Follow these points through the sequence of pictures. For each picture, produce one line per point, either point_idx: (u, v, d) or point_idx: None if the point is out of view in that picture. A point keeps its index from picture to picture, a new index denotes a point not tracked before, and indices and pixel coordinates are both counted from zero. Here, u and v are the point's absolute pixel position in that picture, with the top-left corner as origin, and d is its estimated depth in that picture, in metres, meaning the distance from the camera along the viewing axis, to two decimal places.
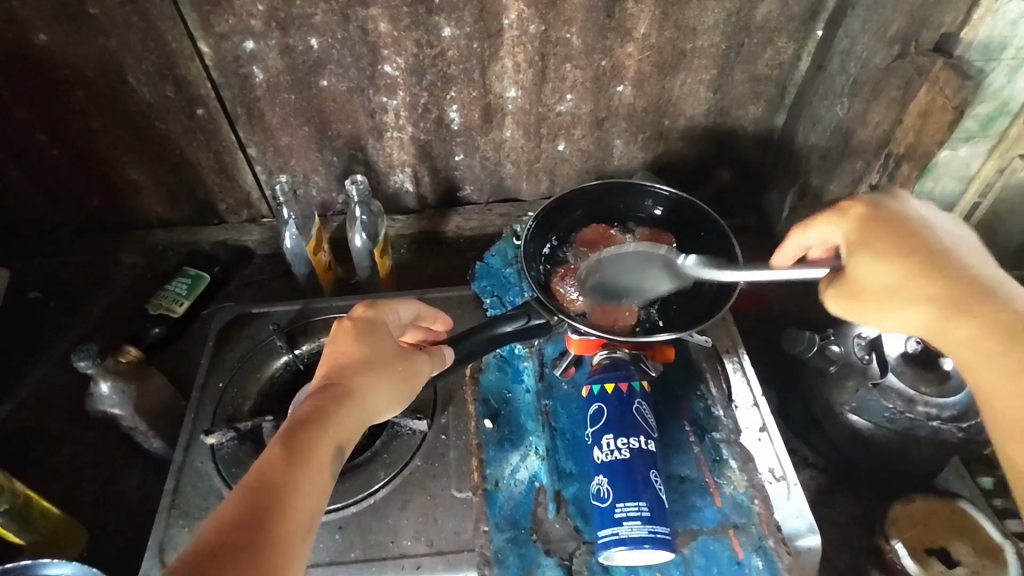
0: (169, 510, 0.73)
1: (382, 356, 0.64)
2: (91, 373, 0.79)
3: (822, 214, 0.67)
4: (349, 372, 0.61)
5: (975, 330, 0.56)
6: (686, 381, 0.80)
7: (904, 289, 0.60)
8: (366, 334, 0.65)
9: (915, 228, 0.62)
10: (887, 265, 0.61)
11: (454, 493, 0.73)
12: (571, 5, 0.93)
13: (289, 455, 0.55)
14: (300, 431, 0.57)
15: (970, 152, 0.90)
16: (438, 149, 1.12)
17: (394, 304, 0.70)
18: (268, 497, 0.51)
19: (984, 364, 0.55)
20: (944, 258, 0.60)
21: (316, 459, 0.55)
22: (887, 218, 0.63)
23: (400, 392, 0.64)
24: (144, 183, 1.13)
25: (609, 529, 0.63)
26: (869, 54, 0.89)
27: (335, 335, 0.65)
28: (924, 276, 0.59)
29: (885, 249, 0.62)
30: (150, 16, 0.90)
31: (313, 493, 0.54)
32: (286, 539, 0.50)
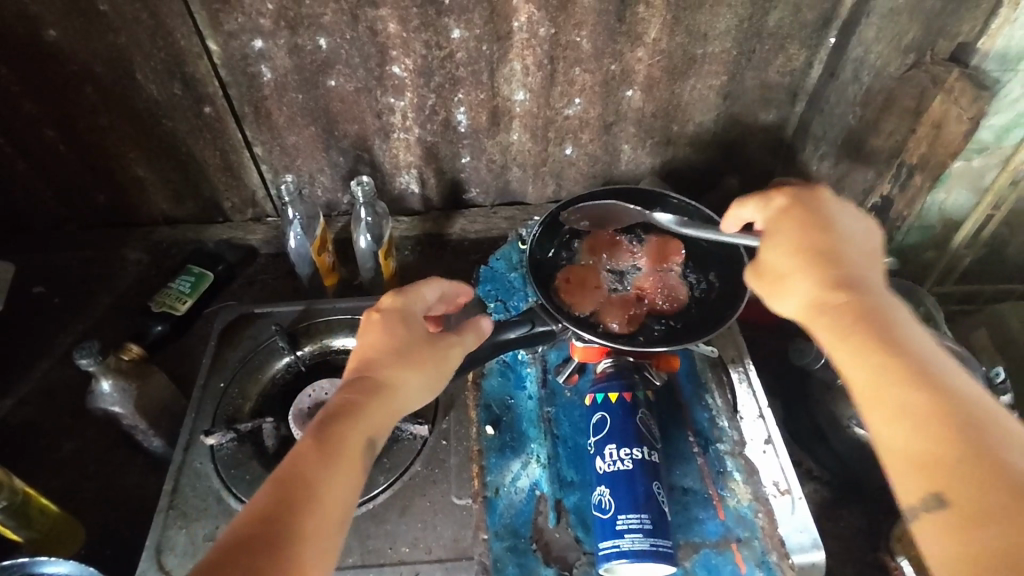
0: (167, 511, 0.72)
1: (410, 346, 0.63)
2: (92, 371, 0.79)
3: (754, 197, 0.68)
4: (378, 365, 0.61)
5: (840, 310, 0.55)
6: (691, 390, 0.79)
7: (795, 273, 0.60)
8: (394, 324, 0.64)
9: (817, 220, 0.63)
10: (787, 251, 0.62)
11: (454, 499, 0.73)
12: (582, 9, 0.92)
13: (320, 449, 0.55)
14: (331, 423, 0.57)
15: (984, 164, 0.89)
16: (445, 151, 1.11)
17: (420, 289, 0.68)
18: (298, 491, 0.52)
19: (843, 342, 0.54)
20: (834, 250, 0.60)
21: (349, 450, 0.55)
22: (796, 211, 0.64)
23: (430, 379, 0.63)
24: (150, 180, 1.13)
25: (610, 541, 0.62)
26: (882, 63, 0.87)
27: (363, 329, 0.64)
28: (813, 262, 0.60)
29: (793, 238, 0.62)
30: (159, 15, 0.89)
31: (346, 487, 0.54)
32: (315, 533, 0.50)
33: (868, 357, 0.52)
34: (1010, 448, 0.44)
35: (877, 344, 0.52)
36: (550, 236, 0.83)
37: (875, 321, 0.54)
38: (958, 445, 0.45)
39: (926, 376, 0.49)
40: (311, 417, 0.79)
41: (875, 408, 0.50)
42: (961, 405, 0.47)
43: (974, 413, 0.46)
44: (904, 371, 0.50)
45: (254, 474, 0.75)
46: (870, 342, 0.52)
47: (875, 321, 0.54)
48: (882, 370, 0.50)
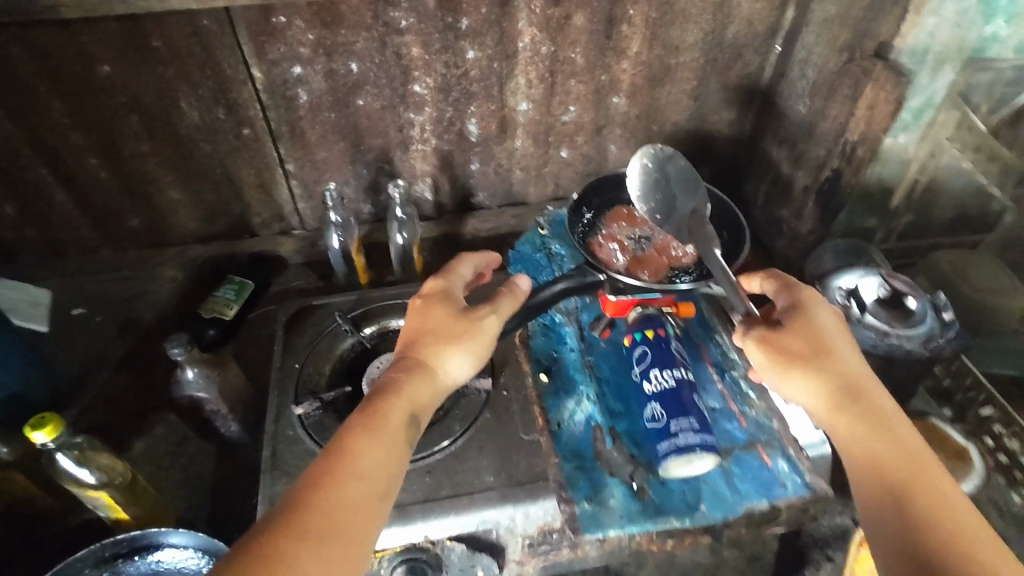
0: (272, 471, 0.82)
1: (447, 322, 0.78)
2: (180, 360, 0.88)
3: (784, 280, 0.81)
4: (422, 343, 0.77)
5: (859, 409, 0.70)
6: (703, 332, 0.95)
7: (812, 364, 0.73)
8: (436, 303, 0.80)
9: (828, 326, 0.76)
10: (802, 343, 0.75)
11: (522, 436, 0.85)
12: (576, 29, 1.09)
13: (365, 422, 0.69)
14: (378, 401, 0.71)
15: (907, 139, 1.10)
16: (458, 159, 1.26)
17: (455, 272, 0.85)
18: (344, 457, 0.65)
19: (863, 438, 0.69)
20: (843, 355, 0.74)
21: (390, 424, 0.69)
22: (807, 311, 0.77)
23: (465, 349, 0.77)
24: (184, 202, 1.22)
25: (667, 442, 0.76)
26: (823, 62, 1.09)
27: (410, 313, 0.81)
28: (829, 360, 0.73)
29: (818, 333, 0.75)
30: (210, 47, 1.01)
31: (383, 453, 0.67)
32: (357, 495, 0.63)
33: (884, 453, 0.67)
34: (995, 553, 0.60)
35: (890, 447, 0.67)
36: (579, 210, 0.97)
37: (884, 425, 0.69)
38: (956, 546, 0.60)
39: (932, 487, 0.64)
40: (382, 384, 0.90)
41: (887, 499, 0.65)
42: (957, 513, 0.62)
43: (968, 523, 0.61)
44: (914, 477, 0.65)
45: None
46: (884, 442, 0.68)
47: (886, 426, 0.69)
48: (900, 471, 0.66)
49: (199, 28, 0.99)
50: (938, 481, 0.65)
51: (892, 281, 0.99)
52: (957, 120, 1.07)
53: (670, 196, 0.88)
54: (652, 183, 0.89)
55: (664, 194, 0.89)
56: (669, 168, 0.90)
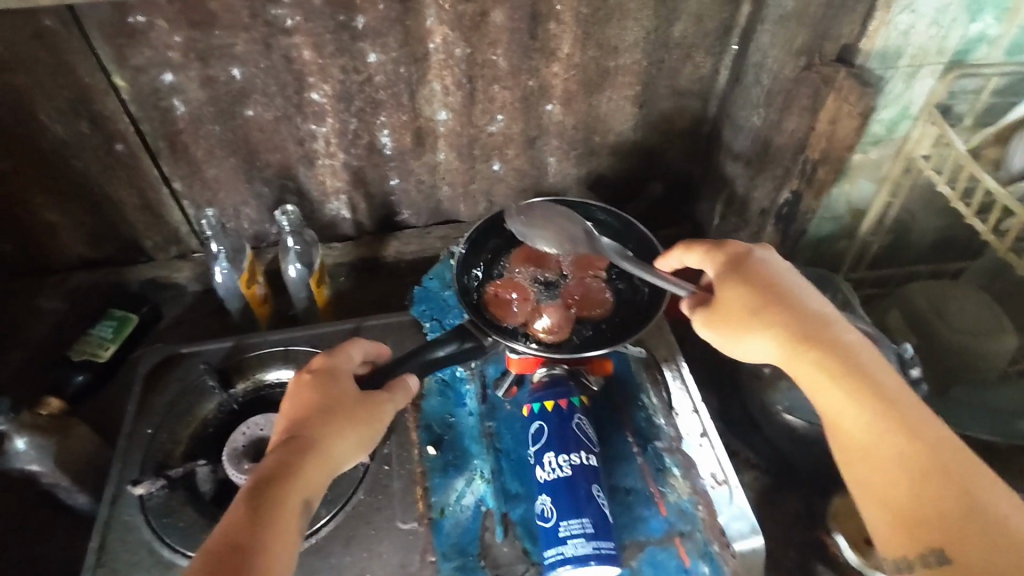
0: (96, 568, 0.71)
1: (344, 402, 0.65)
2: (3, 429, 0.75)
3: (702, 245, 0.75)
4: (311, 422, 0.62)
5: (817, 355, 0.63)
6: (627, 392, 0.81)
7: (759, 317, 0.67)
8: (326, 380, 0.66)
9: (770, 272, 0.70)
10: (745, 301, 0.68)
11: (398, 524, 0.72)
12: (494, 28, 0.93)
13: (254, 513, 0.55)
14: (264, 487, 0.57)
15: (880, 154, 0.95)
16: (372, 175, 1.10)
17: (348, 349, 0.71)
18: (234, 557, 0.52)
19: (826, 391, 0.61)
20: (793, 296, 0.67)
21: (283, 514, 0.56)
22: (744, 264, 0.71)
23: (364, 436, 0.65)
24: (64, 225, 1.07)
25: (554, 549, 0.64)
26: (779, 67, 0.92)
27: (293, 389, 0.66)
28: (772, 308, 0.67)
29: (751, 285, 0.69)
30: (59, 52, 0.85)
31: (282, 547, 0.55)
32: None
33: (852, 404, 0.59)
34: (986, 490, 0.53)
35: (859, 390, 0.60)
36: (469, 264, 0.83)
37: (851, 365, 0.62)
38: (946, 505, 0.53)
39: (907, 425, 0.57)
40: (245, 456, 0.77)
41: (862, 454, 0.58)
42: (939, 453, 0.55)
43: (952, 461, 0.55)
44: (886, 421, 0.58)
45: (188, 520, 0.73)
46: (845, 386, 0.60)
47: (850, 365, 0.61)
48: (869, 419, 0.58)
49: (41, 30, 0.83)
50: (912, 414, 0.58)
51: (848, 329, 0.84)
52: (937, 137, 0.90)
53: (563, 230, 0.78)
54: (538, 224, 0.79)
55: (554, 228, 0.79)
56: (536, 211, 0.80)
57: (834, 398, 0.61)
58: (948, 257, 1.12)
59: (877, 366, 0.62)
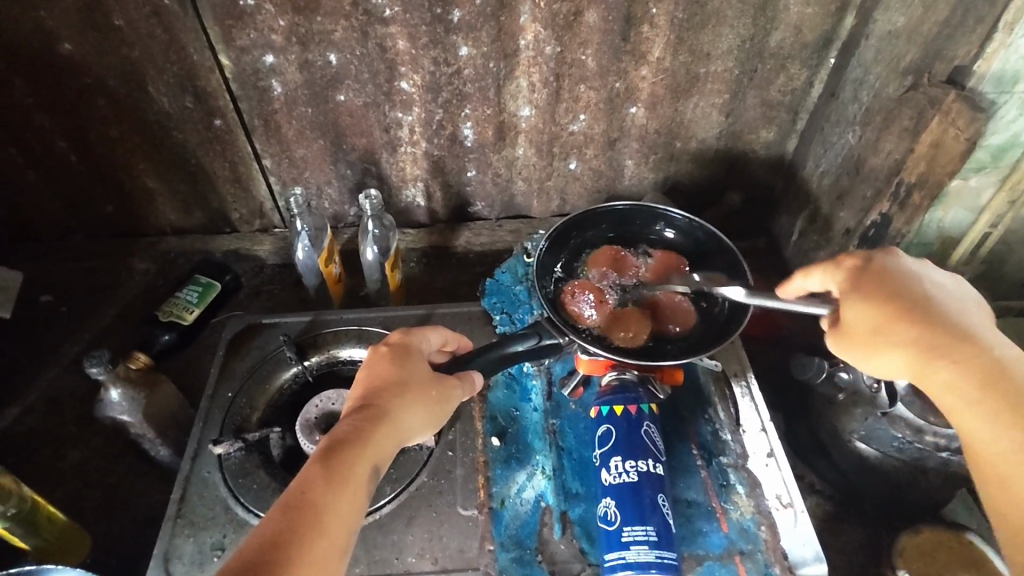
0: (175, 519, 0.75)
1: (417, 380, 0.66)
2: (101, 379, 0.80)
3: (820, 262, 0.69)
4: (385, 394, 0.64)
5: (956, 375, 0.60)
6: (694, 404, 0.80)
7: (887, 336, 0.63)
8: (401, 357, 0.68)
9: (899, 281, 0.65)
10: (875, 318, 0.64)
11: (459, 510, 0.73)
12: (587, 28, 0.93)
13: (328, 477, 0.58)
14: (338, 451, 0.60)
15: (981, 182, 0.89)
16: (451, 165, 1.12)
17: (426, 331, 0.73)
18: (307, 517, 0.55)
19: (967, 413, 0.59)
20: (930, 309, 0.63)
21: (353, 480, 0.59)
22: (871, 275, 0.65)
23: (433, 414, 0.66)
24: (159, 191, 1.12)
25: (616, 553, 0.64)
26: (881, 85, 0.90)
27: (370, 360, 0.68)
28: (907, 326, 0.62)
29: (880, 298, 0.64)
30: (173, 30, 0.89)
31: (347, 511, 0.58)
32: (322, 556, 0.54)
33: (998, 427, 0.57)
34: None
35: (1004, 414, 0.57)
36: (549, 259, 0.84)
37: (996, 386, 0.58)
38: None
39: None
40: (317, 427, 0.80)
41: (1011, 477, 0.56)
42: None
43: None
44: None
45: (261, 483, 0.77)
46: (990, 407, 0.58)
47: (995, 385, 0.58)
48: (1012, 445, 0.56)
49: (160, 8, 0.87)
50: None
51: None
52: None
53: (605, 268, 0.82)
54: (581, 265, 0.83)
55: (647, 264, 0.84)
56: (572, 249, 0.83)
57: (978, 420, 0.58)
58: None
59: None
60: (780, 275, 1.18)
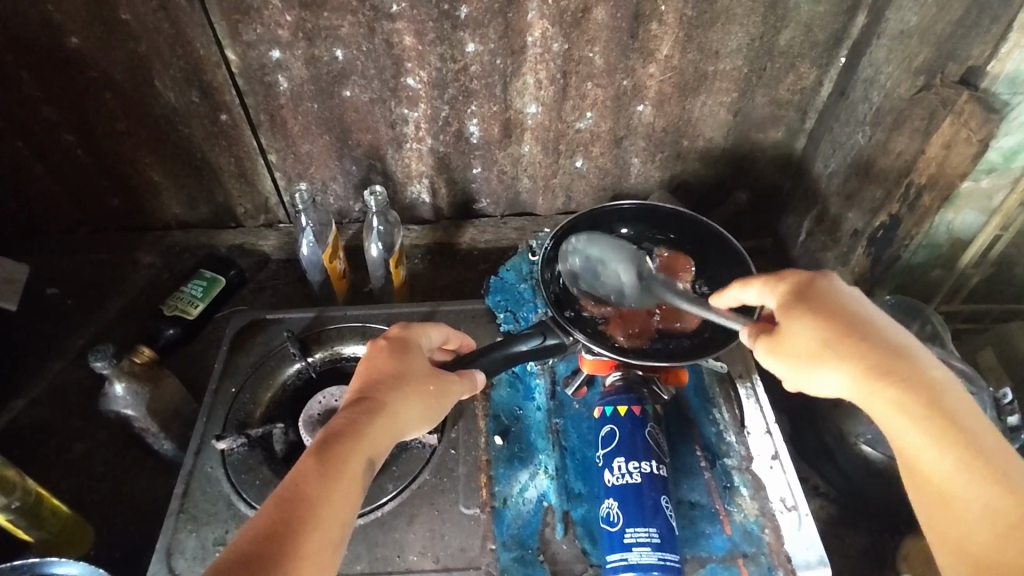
0: (178, 514, 0.75)
1: (416, 375, 0.66)
2: (106, 374, 0.80)
3: (760, 277, 0.68)
4: (382, 387, 0.64)
5: (898, 396, 0.58)
6: (698, 406, 0.80)
7: (830, 353, 0.60)
8: (400, 352, 0.67)
9: (838, 300, 0.63)
10: (815, 334, 0.61)
11: (462, 509, 0.73)
12: (595, 25, 0.92)
13: (323, 469, 0.58)
14: (334, 443, 0.60)
15: (992, 184, 0.89)
16: (457, 162, 1.11)
17: (428, 328, 0.73)
18: (300, 511, 0.55)
19: (908, 436, 0.57)
20: (868, 328, 0.61)
21: (348, 473, 0.58)
22: (812, 293, 0.64)
23: (430, 408, 0.66)
24: (165, 185, 1.12)
25: (618, 554, 0.64)
26: (892, 84, 0.88)
27: (369, 355, 0.68)
28: (848, 343, 0.60)
29: (818, 315, 0.62)
30: (180, 24, 0.89)
31: (342, 504, 0.57)
32: (313, 549, 0.54)
33: (939, 450, 0.55)
34: None
35: (946, 435, 0.55)
36: (555, 258, 0.83)
37: (935, 405, 0.57)
38: None
39: (1003, 474, 0.53)
40: (320, 424, 0.80)
41: (948, 502, 0.55)
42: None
43: None
44: (973, 469, 0.54)
45: (264, 479, 0.77)
46: (928, 429, 0.56)
47: (937, 405, 0.56)
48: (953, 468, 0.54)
49: (166, 3, 0.87)
50: (998, 456, 0.54)
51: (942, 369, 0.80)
52: None
53: (610, 276, 0.78)
54: (585, 270, 0.80)
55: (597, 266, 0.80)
56: (596, 245, 0.80)
57: (918, 442, 0.56)
58: None
59: (959, 406, 0.57)
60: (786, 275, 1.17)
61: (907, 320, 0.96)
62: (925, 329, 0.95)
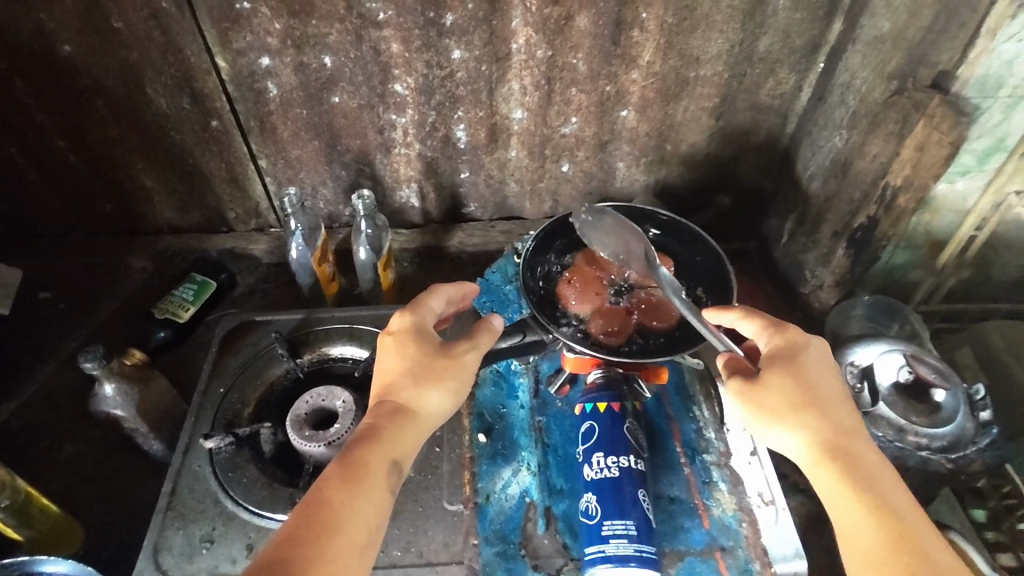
0: (166, 512, 0.76)
1: (426, 361, 0.68)
2: (96, 374, 0.81)
3: (760, 315, 0.71)
4: (397, 388, 0.66)
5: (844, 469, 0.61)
6: (679, 403, 0.81)
7: (795, 411, 0.64)
8: (407, 340, 0.69)
9: (817, 369, 0.67)
10: (788, 390, 0.65)
11: (445, 505, 0.74)
12: (578, 32, 0.95)
13: (346, 476, 0.61)
14: (356, 450, 0.63)
15: (967, 186, 0.91)
16: (444, 167, 1.13)
17: (426, 302, 0.73)
18: (326, 514, 0.58)
19: (842, 506, 0.60)
20: (833, 404, 0.65)
21: (371, 477, 0.61)
22: (798, 354, 0.67)
23: (451, 390, 0.68)
24: (157, 191, 1.14)
25: (596, 546, 0.65)
26: (868, 89, 0.90)
27: (380, 351, 0.70)
28: (813, 410, 0.64)
29: (795, 375, 0.66)
30: (170, 32, 0.91)
31: (368, 508, 0.60)
32: (343, 551, 0.57)
33: (867, 521, 0.58)
34: None
35: (876, 513, 0.58)
36: (536, 258, 0.86)
37: (872, 487, 0.60)
38: None
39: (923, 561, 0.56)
40: (307, 423, 0.81)
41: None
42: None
43: None
44: (897, 550, 0.56)
45: (251, 477, 0.79)
46: (864, 506, 0.59)
47: (873, 488, 0.60)
48: (878, 541, 0.57)
49: (158, 11, 0.89)
50: (936, 559, 0.55)
51: (918, 365, 0.84)
52: None
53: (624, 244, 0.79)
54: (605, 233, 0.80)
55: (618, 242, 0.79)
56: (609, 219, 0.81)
57: (852, 516, 0.59)
58: None
59: (898, 498, 0.59)
60: (769, 277, 1.19)
61: (886, 324, 1.05)
62: (903, 331, 1.04)
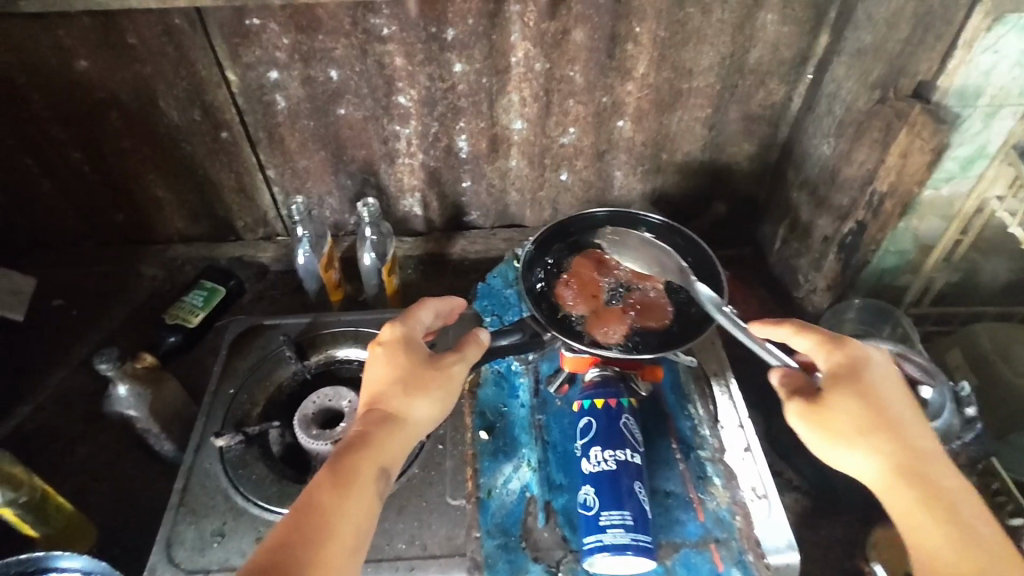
0: (177, 508, 0.79)
1: (414, 371, 0.70)
2: (111, 375, 0.84)
3: (818, 331, 0.72)
4: (386, 396, 0.68)
5: (920, 490, 0.62)
6: (675, 402, 0.84)
7: (862, 432, 0.65)
8: (396, 350, 0.71)
9: (882, 387, 0.68)
10: (854, 411, 0.66)
11: (448, 500, 0.77)
12: (574, 46, 0.98)
13: (335, 481, 0.63)
14: (345, 457, 0.65)
15: (952, 192, 0.94)
16: (446, 176, 1.17)
17: (416, 314, 0.75)
18: (317, 520, 0.60)
19: (922, 528, 0.61)
20: (899, 423, 0.66)
21: (359, 482, 0.63)
22: (861, 373, 0.68)
23: (438, 399, 0.70)
24: (168, 201, 1.17)
25: (594, 536, 0.68)
26: (852, 98, 0.95)
27: (370, 360, 0.72)
28: (881, 430, 0.65)
29: (861, 395, 0.67)
30: (183, 48, 0.95)
31: (356, 512, 0.62)
32: (333, 555, 0.58)
33: (946, 544, 0.59)
34: None
35: (954, 533, 0.59)
36: (535, 262, 0.89)
37: (948, 507, 0.61)
38: None
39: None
40: (315, 422, 0.84)
41: None
42: None
43: None
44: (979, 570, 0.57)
45: (259, 474, 0.81)
46: (943, 527, 0.60)
47: (949, 507, 0.61)
48: (961, 562, 0.57)
49: (172, 27, 0.93)
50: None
51: (902, 363, 0.88)
52: (1012, 177, 0.90)
53: (658, 258, 0.87)
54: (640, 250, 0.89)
55: (653, 258, 0.88)
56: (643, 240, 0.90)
57: (932, 537, 0.60)
58: (1019, 301, 1.09)
59: (978, 517, 0.60)
60: (764, 282, 1.22)
61: (878, 327, 1.05)
62: (895, 334, 1.04)
